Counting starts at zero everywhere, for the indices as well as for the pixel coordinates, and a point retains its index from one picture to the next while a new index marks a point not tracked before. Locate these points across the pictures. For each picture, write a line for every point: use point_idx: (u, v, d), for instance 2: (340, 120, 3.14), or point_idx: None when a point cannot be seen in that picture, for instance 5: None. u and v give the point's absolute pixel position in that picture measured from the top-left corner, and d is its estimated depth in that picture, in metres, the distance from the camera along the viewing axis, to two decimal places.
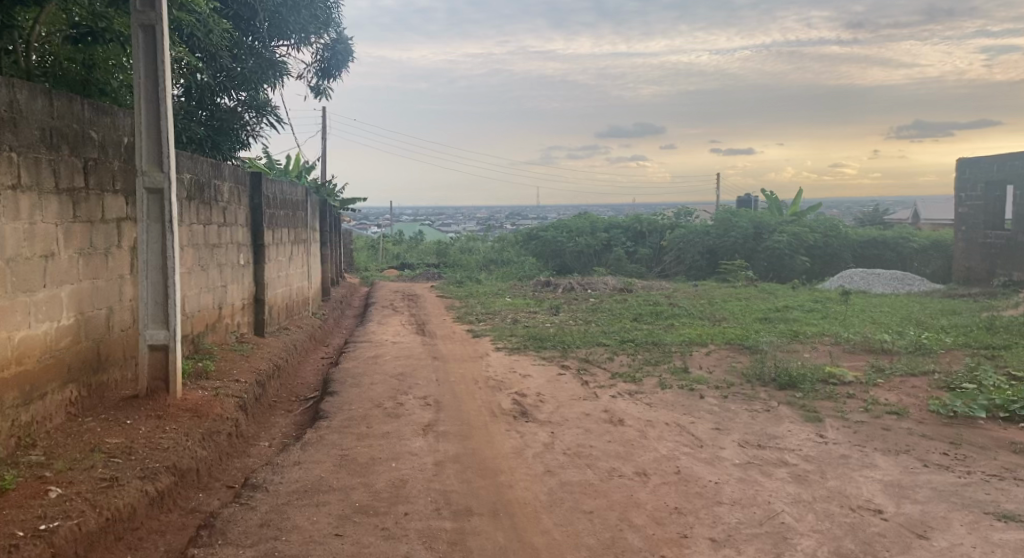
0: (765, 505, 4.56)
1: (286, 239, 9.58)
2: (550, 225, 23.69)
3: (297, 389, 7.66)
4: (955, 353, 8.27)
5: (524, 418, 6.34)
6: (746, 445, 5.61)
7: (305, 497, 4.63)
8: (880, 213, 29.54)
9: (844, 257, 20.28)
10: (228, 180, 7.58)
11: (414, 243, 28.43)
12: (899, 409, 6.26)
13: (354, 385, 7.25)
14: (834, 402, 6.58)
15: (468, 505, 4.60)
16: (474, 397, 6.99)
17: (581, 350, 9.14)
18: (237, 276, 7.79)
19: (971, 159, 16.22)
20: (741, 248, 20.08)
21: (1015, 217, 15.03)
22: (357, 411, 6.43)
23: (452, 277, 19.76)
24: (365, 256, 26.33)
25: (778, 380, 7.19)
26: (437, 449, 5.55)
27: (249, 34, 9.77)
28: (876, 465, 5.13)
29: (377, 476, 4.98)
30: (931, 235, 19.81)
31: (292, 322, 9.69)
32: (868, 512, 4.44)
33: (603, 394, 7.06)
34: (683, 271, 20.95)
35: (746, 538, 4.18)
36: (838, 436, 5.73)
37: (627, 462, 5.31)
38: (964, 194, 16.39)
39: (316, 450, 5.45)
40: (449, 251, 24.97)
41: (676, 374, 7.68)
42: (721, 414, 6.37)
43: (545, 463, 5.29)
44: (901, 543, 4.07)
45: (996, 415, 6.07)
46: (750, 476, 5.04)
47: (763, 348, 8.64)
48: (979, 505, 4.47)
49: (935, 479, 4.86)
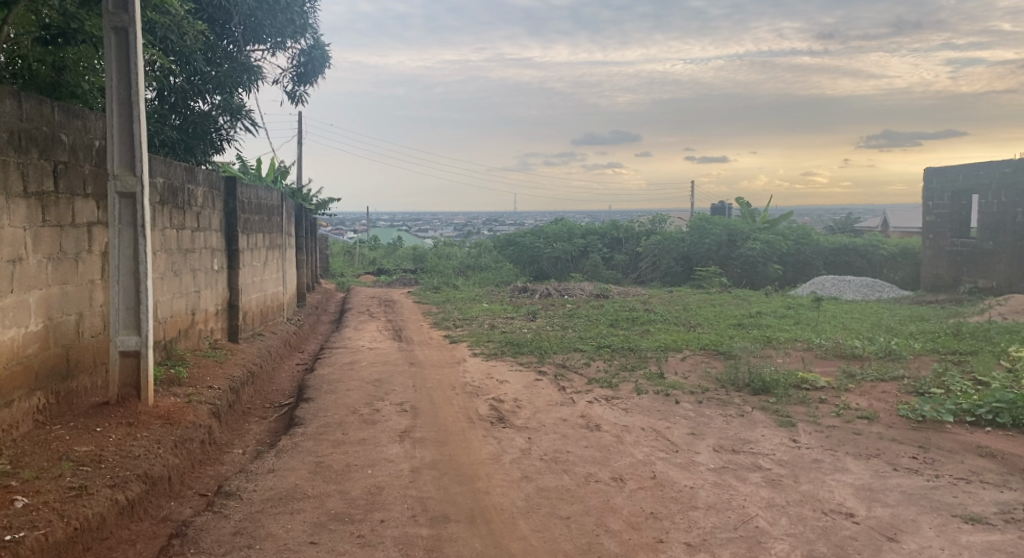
0: (740, 510, 4.60)
1: (260, 244, 9.48)
2: (528, 230, 23.65)
3: (271, 395, 7.57)
4: (923, 358, 8.41)
5: (501, 424, 6.34)
6: (721, 449, 5.66)
7: (279, 504, 4.60)
8: (853, 222, 29.93)
9: (816, 264, 20.63)
10: (202, 186, 7.51)
11: (391, 249, 28.24)
12: (870, 413, 6.34)
13: (329, 392, 7.20)
14: (807, 406, 6.67)
15: (444, 512, 4.58)
16: (450, 403, 6.97)
17: (558, 356, 9.15)
18: (211, 282, 7.70)
19: (938, 169, 16.44)
20: (714, 254, 20.41)
21: (982, 226, 15.28)
22: (333, 417, 6.39)
23: (429, 283, 19.65)
24: (339, 261, 26.08)
25: (752, 385, 7.26)
26: (414, 455, 5.54)
27: (224, 38, 9.70)
28: (847, 469, 5.19)
29: (352, 483, 4.96)
30: (899, 243, 20.08)
31: (266, 328, 9.60)
32: (840, 516, 4.49)
33: (580, 399, 7.09)
34: (659, 277, 21.19)
35: (720, 542, 4.23)
36: (810, 440, 5.80)
37: (603, 467, 5.33)
38: (931, 202, 16.70)
39: (291, 457, 5.41)
40: (426, 257, 24.79)
41: (652, 380, 7.72)
42: (697, 419, 6.42)
43: (522, 469, 5.29)
44: (872, 546, 4.13)
45: (963, 419, 6.17)
46: (725, 480, 5.08)
47: (737, 353, 8.72)
48: (947, 508, 4.53)
49: (904, 482, 4.93)
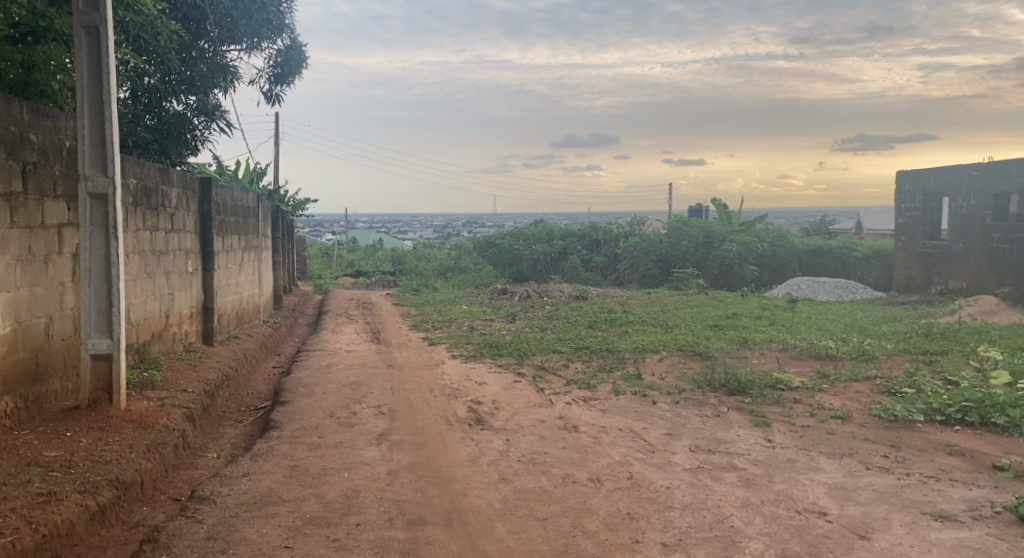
0: (715, 509, 4.63)
1: (236, 247, 9.39)
2: (507, 232, 23.64)
3: (247, 399, 7.51)
4: (895, 358, 8.52)
5: (479, 426, 6.34)
6: (697, 449, 5.69)
7: (253, 509, 4.56)
8: (829, 225, 30.30)
9: (791, 266, 20.82)
10: (176, 187, 7.44)
11: (369, 252, 28.05)
12: (843, 413, 6.41)
13: (305, 395, 7.15)
14: (781, 406, 6.73)
15: (421, 515, 4.57)
16: (428, 405, 6.96)
17: (537, 357, 9.16)
18: (185, 284, 7.62)
19: (910, 172, 16.67)
20: (692, 256, 20.58)
21: (953, 228, 15.51)
22: (309, 420, 6.36)
23: (407, 285, 19.57)
24: (317, 263, 25.83)
25: (727, 386, 7.32)
26: (391, 457, 5.52)
27: (199, 38, 9.58)
28: (821, 468, 5.25)
29: (328, 487, 4.93)
30: (873, 245, 20.35)
31: (242, 331, 9.51)
32: (813, 515, 4.54)
33: (558, 400, 7.10)
34: (637, 279, 21.29)
35: (696, 542, 4.26)
36: (785, 440, 5.85)
37: (581, 468, 5.34)
38: (904, 205, 16.94)
39: (266, 460, 5.37)
40: (405, 260, 24.67)
41: (630, 381, 7.75)
42: (674, 419, 6.45)
43: (500, 470, 5.29)
44: (844, 544, 4.17)
45: (934, 418, 6.26)
46: (700, 480, 5.11)
47: (713, 355, 8.78)
48: (918, 506, 4.60)
49: (876, 481, 4.99)
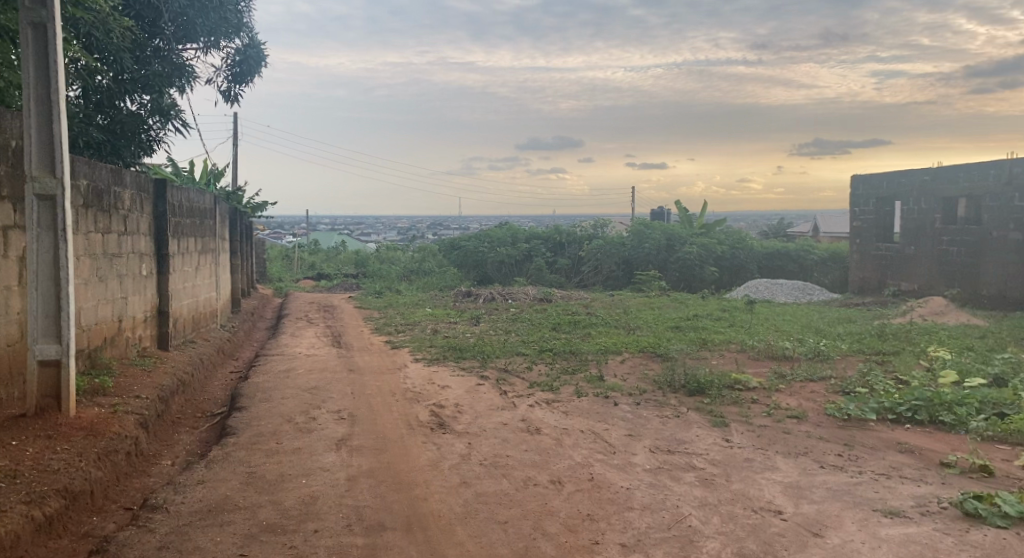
0: (673, 510, 4.67)
1: (192, 249, 9.23)
2: (472, 234, 23.42)
3: (204, 405, 7.37)
4: (850, 358, 8.69)
5: (441, 430, 6.31)
6: (657, 450, 5.74)
7: (208, 517, 4.48)
8: (786, 228, 30.83)
9: (750, 268, 21.09)
10: (130, 188, 7.29)
11: (331, 255, 27.76)
12: (799, 413, 6.52)
13: (263, 401, 7.05)
14: (740, 406, 6.82)
15: (380, 520, 4.54)
16: (389, 410, 6.91)
17: (500, 360, 9.16)
18: (139, 287, 7.47)
19: (863, 176, 17.02)
20: (654, 258, 20.76)
21: (904, 232, 15.88)
22: (267, 426, 6.27)
23: (370, 288, 19.41)
24: (278, 266, 25.46)
25: (687, 387, 7.39)
26: (350, 463, 5.47)
27: (153, 36, 9.40)
28: (777, 467, 5.32)
29: (286, 493, 4.86)
30: (829, 248, 20.79)
31: (198, 335, 9.35)
32: (769, 513, 4.60)
33: (520, 403, 7.10)
34: (601, 282, 21.44)
35: (654, 542, 4.29)
36: (742, 440, 5.92)
37: (542, 470, 5.35)
38: (858, 209, 17.28)
39: (222, 467, 5.28)
40: (368, 262, 24.49)
41: (592, 383, 7.78)
42: (635, 420, 6.49)
43: (461, 474, 5.28)
44: (798, 542, 4.24)
45: (886, 417, 6.39)
46: (660, 480, 5.15)
47: (674, 356, 8.88)
48: (869, 503, 4.68)
49: (830, 479, 5.08)
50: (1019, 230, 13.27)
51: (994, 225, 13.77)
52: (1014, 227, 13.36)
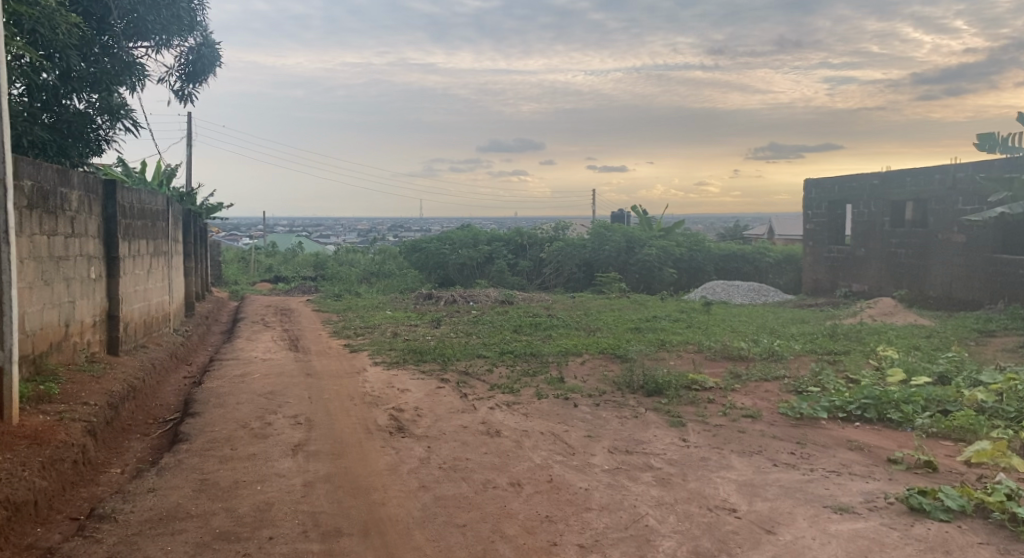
0: (630, 510, 4.70)
1: (144, 252, 9.04)
2: (434, 236, 23.26)
3: (155, 411, 7.22)
4: (803, 358, 8.85)
5: (400, 434, 6.27)
6: (615, 450, 5.78)
7: (159, 526, 4.39)
8: (742, 231, 31.35)
9: (707, 270, 21.37)
10: (77, 189, 7.12)
11: (288, 257, 27.40)
12: (754, 412, 6.62)
13: (218, 406, 6.93)
14: (696, 406, 6.90)
15: (337, 526, 4.49)
16: (347, 414, 6.84)
17: (461, 362, 9.15)
18: (87, 291, 7.29)
19: (816, 180, 17.38)
20: (614, 260, 20.91)
21: (855, 234, 16.24)
22: (221, 432, 6.16)
23: (329, 290, 19.22)
24: (235, 268, 25.04)
25: (645, 387, 7.45)
26: (307, 468, 5.40)
27: (102, 33, 9.15)
28: (732, 466, 5.39)
29: (240, 500, 4.78)
30: (783, 250, 21.28)
31: (150, 340, 9.15)
32: (723, 511, 4.65)
33: (480, 406, 7.09)
34: (562, 283, 21.54)
35: (612, 542, 4.31)
36: (699, 439, 5.99)
37: (501, 473, 5.34)
38: (811, 211, 17.62)
39: (174, 475, 5.18)
40: (327, 265, 24.23)
41: (552, 384, 7.81)
42: (594, 421, 6.53)
43: (419, 478, 5.24)
44: (751, 539, 4.30)
45: (836, 415, 6.51)
46: (618, 481, 5.19)
47: (632, 356, 8.96)
48: (821, 500, 4.77)
49: (782, 477, 5.16)
50: (962, 232, 13.65)
51: (939, 227, 14.14)
52: (957, 229, 13.74)
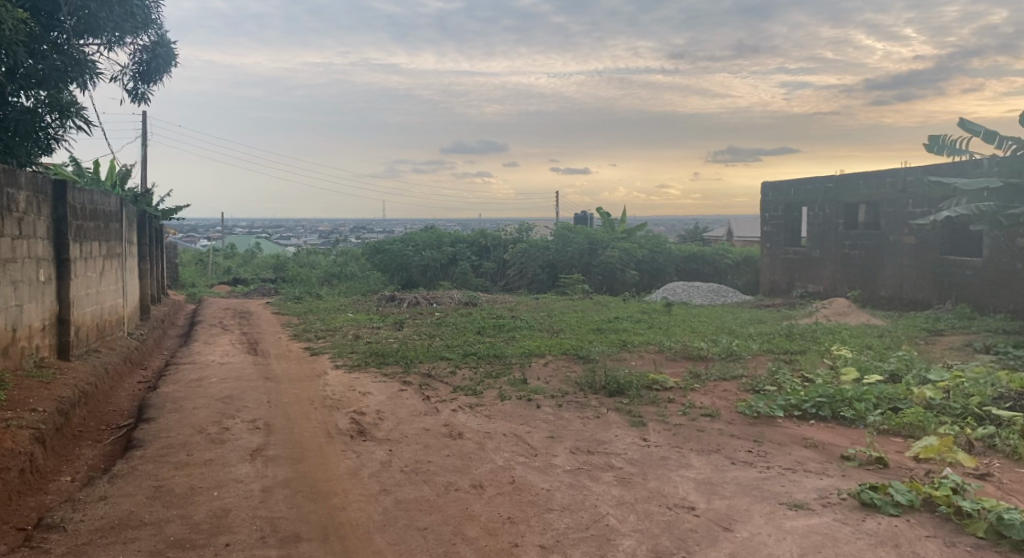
0: (591, 509, 4.72)
1: (96, 254, 8.84)
2: (397, 238, 23.10)
3: (108, 417, 7.05)
4: (760, 358, 8.98)
5: (361, 437, 6.21)
6: (577, 451, 5.80)
7: (110, 534, 4.30)
8: (702, 233, 31.76)
9: (668, 272, 21.57)
10: (25, 189, 6.94)
11: (247, 259, 26.98)
12: (712, 411, 6.70)
13: (173, 411, 6.80)
14: (657, 406, 6.95)
15: (296, 531, 4.44)
16: (307, 418, 6.76)
17: (424, 364, 9.10)
18: (36, 294, 7.11)
19: (773, 183, 17.67)
20: (577, 262, 20.99)
21: (810, 236, 16.53)
22: (177, 438, 6.04)
23: (290, 293, 18.98)
24: (192, 270, 24.58)
25: (607, 388, 7.49)
26: (265, 474, 5.32)
27: (51, 29, 8.78)
28: (691, 464, 5.45)
29: (196, 507, 4.70)
30: (742, 252, 21.62)
31: (103, 344, 8.94)
32: (682, 510, 4.70)
33: (443, 408, 7.06)
34: (525, 285, 21.55)
35: (573, 542, 4.32)
36: (659, 439, 6.04)
37: (463, 475, 5.33)
38: (768, 214, 17.89)
39: (127, 482, 5.07)
40: (287, 266, 23.92)
41: (515, 386, 7.80)
42: (556, 422, 6.55)
43: (380, 482, 5.20)
44: (709, 537, 4.34)
45: (792, 413, 6.62)
46: (579, 481, 5.20)
47: (594, 357, 9.00)
48: (777, 497, 4.84)
49: (740, 475, 5.23)
50: (912, 233, 13.98)
51: (890, 229, 14.47)
52: (908, 231, 14.08)
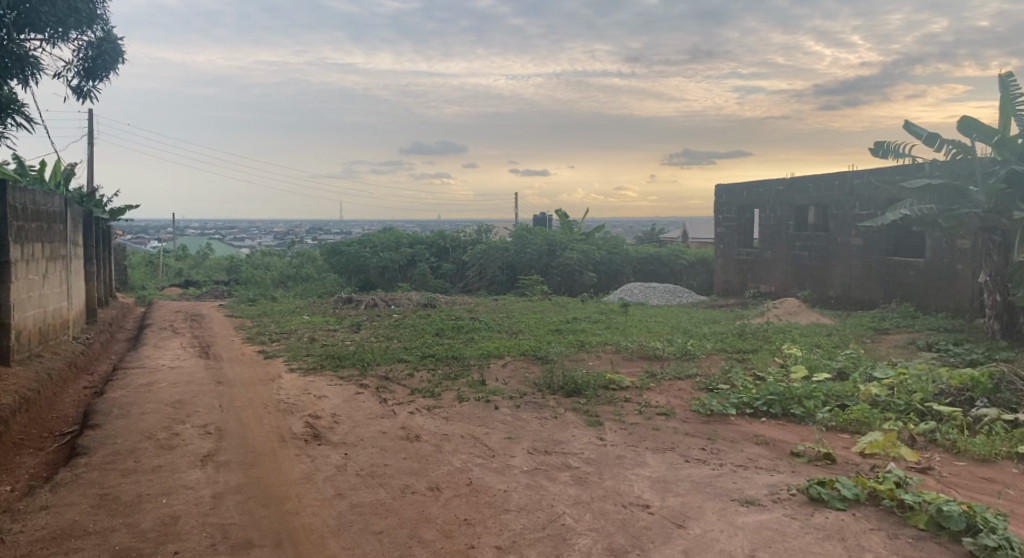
0: (548, 509, 4.72)
1: (38, 256, 8.56)
2: (354, 239, 22.87)
3: (51, 424, 6.84)
4: (714, 357, 9.10)
5: (316, 441, 6.12)
6: (535, 451, 5.79)
7: (51, 546, 4.17)
8: (659, 234, 32.13)
9: (625, 272, 21.75)
10: None
11: (199, 261, 26.44)
12: (668, 410, 6.75)
13: (120, 417, 6.62)
14: (613, 406, 6.99)
15: (247, 537, 4.35)
16: (261, 422, 6.64)
17: (380, 367, 9.01)
18: None
19: (726, 186, 17.90)
20: (536, 263, 21.03)
21: (761, 237, 16.79)
22: (124, 444, 5.88)
23: (244, 295, 18.65)
24: (142, 272, 23.99)
25: (564, 388, 7.51)
26: (217, 479, 5.21)
27: None
28: (646, 463, 5.48)
29: (144, 515, 4.58)
30: (698, 253, 21.91)
31: (46, 349, 8.67)
32: (637, 508, 4.72)
33: (400, 411, 7.00)
34: (484, 287, 21.51)
35: (529, 542, 4.31)
36: (615, 438, 6.07)
37: (420, 477, 5.28)
38: (721, 216, 18.11)
39: (71, 490, 4.92)
40: (240, 268, 23.50)
41: (473, 387, 7.77)
42: (513, 423, 6.53)
43: (335, 486, 5.13)
44: (664, 534, 4.37)
45: (744, 411, 6.70)
46: (536, 481, 5.20)
47: (552, 358, 9.02)
48: (729, 493, 4.89)
49: (694, 472, 5.28)
50: (859, 235, 14.31)
51: (839, 231, 14.77)
52: (855, 233, 14.40)
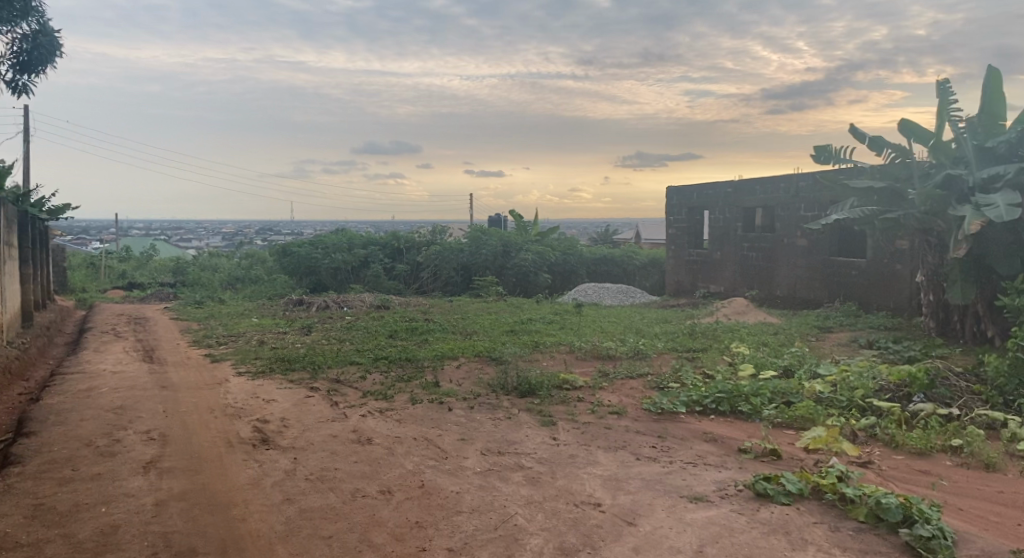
0: (500, 510, 4.69)
1: None
2: (305, 240, 22.52)
3: None
4: (666, 356, 9.17)
5: (264, 446, 5.99)
6: (487, 452, 5.75)
7: None
8: (613, 235, 32.38)
9: (579, 273, 21.86)
10: None
11: (144, 263, 25.73)
12: (620, 409, 6.78)
13: (57, 424, 6.38)
14: (566, 405, 6.99)
15: (191, 546, 4.23)
16: (207, 427, 6.47)
17: (332, 370, 8.88)
18: None
19: (676, 187, 18.11)
20: (491, 264, 20.99)
21: (711, 238, 17.02)
22: (61, 452, 5.67)
23: (191, 297, 18.20)
24: (84, 275, 23.24)
25: (518, 388, 7.49)
26: (160, 487, 5.06)
27: None
28: (599, 461, 5.49)
29: (81, 524, 4.42)
30: (650, 254, 22.14)
31: None
32: (588, 507, 4.72)
33: (351, 413, 6.90)
34: (439, 288, 21.39)
35: (481, 543, 4.28)
36: (568, 437, 6.07)
37: (371, 481, 5.20)
38: (672, 217, 18.32)
39: (3, 501, 4.72)
40: (188, 270, 22.95)
41: (426, 389, 7.70)
42: (466, 424, 6.48)
43: (284, 491, 5.01)
44: (614, 532, 4.37)
45: (695, 409, 6.77)
46: (489, 482, 5.16)
47: (506, 359, 8.99)
48: (679, 490, 4.92)
49: (644, 470, 5.30)
50: (805, 236, 14.60)
51: (785, 231, 15.05)
52: (801, 233, 14.69)
